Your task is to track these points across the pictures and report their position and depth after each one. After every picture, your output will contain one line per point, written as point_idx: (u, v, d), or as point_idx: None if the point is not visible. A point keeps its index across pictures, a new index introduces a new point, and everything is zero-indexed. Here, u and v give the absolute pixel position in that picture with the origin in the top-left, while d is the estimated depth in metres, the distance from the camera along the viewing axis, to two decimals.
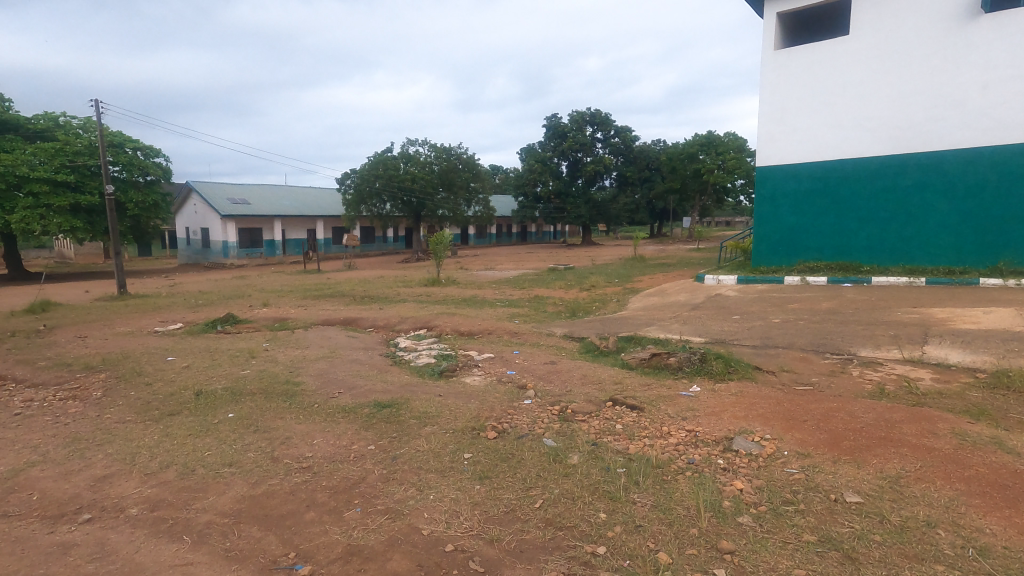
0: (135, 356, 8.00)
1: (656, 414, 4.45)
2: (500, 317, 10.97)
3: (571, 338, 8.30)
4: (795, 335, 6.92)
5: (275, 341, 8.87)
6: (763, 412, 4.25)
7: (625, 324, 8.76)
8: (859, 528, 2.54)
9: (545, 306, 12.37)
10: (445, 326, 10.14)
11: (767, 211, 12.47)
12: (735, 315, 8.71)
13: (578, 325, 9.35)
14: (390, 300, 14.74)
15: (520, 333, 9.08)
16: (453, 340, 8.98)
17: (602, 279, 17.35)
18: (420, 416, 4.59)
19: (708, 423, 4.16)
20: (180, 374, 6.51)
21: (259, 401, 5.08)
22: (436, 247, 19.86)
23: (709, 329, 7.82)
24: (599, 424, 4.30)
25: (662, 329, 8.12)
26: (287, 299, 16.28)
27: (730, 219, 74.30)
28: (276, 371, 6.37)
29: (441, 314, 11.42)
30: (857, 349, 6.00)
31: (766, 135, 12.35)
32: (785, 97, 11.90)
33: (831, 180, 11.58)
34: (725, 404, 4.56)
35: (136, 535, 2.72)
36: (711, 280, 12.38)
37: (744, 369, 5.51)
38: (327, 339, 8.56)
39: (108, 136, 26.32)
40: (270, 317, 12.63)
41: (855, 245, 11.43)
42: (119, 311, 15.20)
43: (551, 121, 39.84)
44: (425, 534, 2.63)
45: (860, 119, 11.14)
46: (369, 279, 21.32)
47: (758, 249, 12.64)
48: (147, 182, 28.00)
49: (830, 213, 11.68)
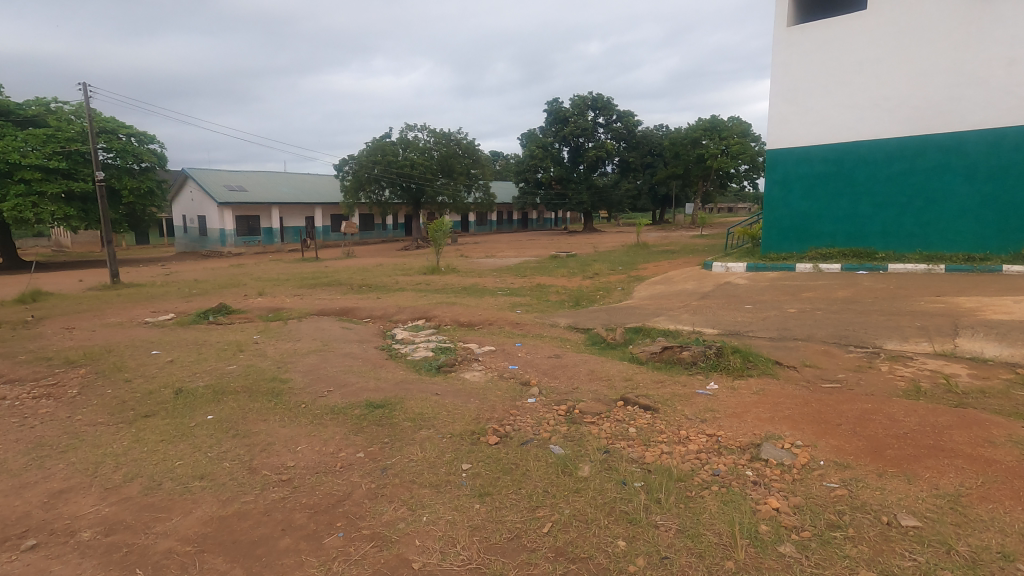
0: (118, 349, 7.62)
1: (672, 416, 4.09)
2: (501, 307, 10.55)
3: (576, 330, 7.93)
4: (814, 326, 6.51)
5: (266, 333, 8.49)
6: (790, 414, 3.89)
7: (632, 315, 8.38)
8: (923, 562, 2.18)
9: (548, 295, 12.00)
10: (444, 316, 9.78)
11: (778, 196, 12.01)
12: (747, 305, 8.31)
13: (583, 315, 8.95)
14: (388, 289, 14.36)
15: (523, 324, 8.70)
16: (452, 332, 8.60)
17: (605, 266, 16.93)
18: (415, 418, 4.23)
19: (729, 426, 3.80)
20: (162, 370, 6.14)
21: (242, 401, 4.71)
22: (435, 234, 19.45)
23: (722, 320, 7.42)
24: (610, 427, 3.94)
25: (672, 319, 7.73)
26: (283, 288, 15.92)
27: (734, 207, 73.66)
28: (264, 367, 5.99)
29: (440, 304, 11.02)
30: (884, 342, 5.61)
31: (776, 117, 11.86)
32: (798, 76, 11.39)
33: (845, 163, 11.12)
34: (748, 404, 4.20)
35: (83, 568, 2.36)
36: (719, 268, 11.98)
37: (764, 364, 5.14)
38: (320, 331, 8.19)
39: (101, 122, 25.77)
40: (264, 308, 12.22)
41: (870, 230, 10.99)
42: (111, 301, 14.82)
43: (552, 105, 39.09)
44: (416, 568, 2.27)
45: (876, 99, 10.65)
46: (367, 267, 20.92)
47: (768, 236, 12.21)
48: (142, 169, 27.50)
49: (844, 197, 11.23)
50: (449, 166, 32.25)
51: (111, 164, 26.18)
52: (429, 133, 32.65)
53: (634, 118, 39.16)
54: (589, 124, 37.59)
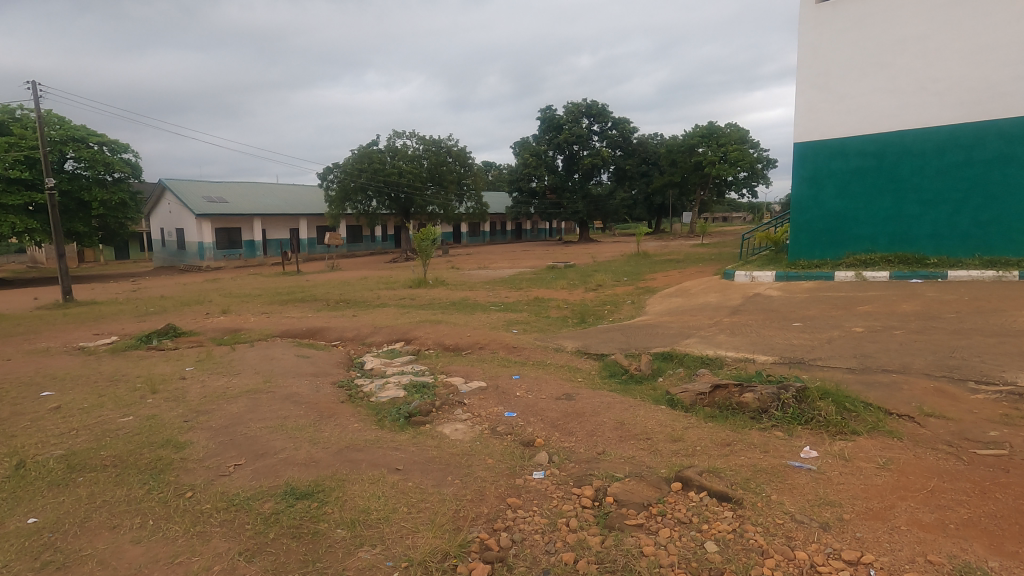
0: (4, 389, 5.93)
1: (766, 516, 2.53)
2: (495, 325, 9.00)
3: (589, 356, 6.37)
4: (902, 351, 4.99)
5: (203, 364, 6.85)
6: (972, 519, 2.36)
7: (654, 336, 6.86)
8: None
9: (548, 311, 10.45)
10: (426, 338, 8.25)
11: (808, 196, 10.58)
12: (795, 322, 6.79)
13: (592, 336, 7.40)
14: (367, 305, 12.79)
15: (521, 347, 7.12)
16: (434, 359, 7.04)
17: (609, 277, 15.41)
18: (355, 521, 2.65)
19: (879, 546, 2.26)
20: (32, 424, 4.49)
21: (99, 487, 3.10)
22: (422, 243, 17.92)
23: (771, 343, 5.88)
24: (674, 546, 2.39)
25: (707, 343, 6.17)
26: (250, 305, 14.25)
27: (728, 216, 73.19)
28: (169, 418, 4.38)
29: (423, 322, 9.46)
30: (1017, 376, 4.09)
31: (805, 106, 10.45)
32: (829, 59, 10.00)
33: (887, 156, 9.72)
34: (880, 491, 2.67)
35: None
36: (742, 277, 10.47)
37: (868, 413, 3.61)
38: (270, 360, 6.58)
39: (70, 130, 24.09)
40: (220, 329, 10.58)
41: (918, 233, 9.55)
42: (55, 322, 13.13)
43: (546, 112, 37.85)
44: None
45: (923, 82, 9.27)
46: (349, 281, 19.32)
47: (797, 241, 10.76)
48: (114, 180, 25.73)
49: (886, 195, 9.81)
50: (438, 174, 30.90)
51: (80, 175, 24.41)
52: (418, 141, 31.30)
53: (630, 124, 38.00)
54: (584, 131, 36.31)
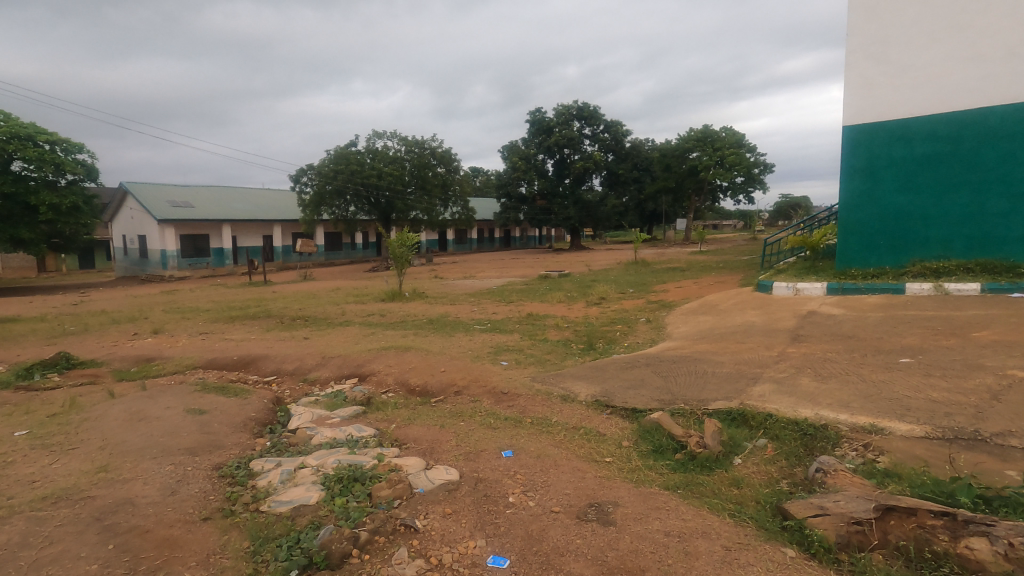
0: None
1: None
2: (477, 354, 6.94)
3: (614, 414, 4.28)
4: None
5: (46, 424, 4.63)
6: None
7: (704, 378, 4.80)
8: None
9: (545, 332, 8.38)
10: (385, 376, 6.13)
11: (861, 189, 8.69)
12: (902, 359, 4.74)
13: (612, 374, 5.32)
14: (326, 323, 10.59)
15: (513, 394, 5.00)
16: (389, 412, 4.92)
17: (612, 288, 13.35)
18: None
19: None
20: None
21: None
22: (398, 249, 15.72)
23: (896, 396, 3.84)
24: None
25: (791, 394, 4.11)
26: (190, 323, 11.97)
27: (719, 223, 72.05)
28: None
29: (386, 350, 7.29)
30: None
31: (856, 82, 8.58)
32: (890, 22, 8.12)
33: (965, 141, 7.85)
34: None
35: None
36: (783, 289, 8.48)
37: None
38: (141, 420, 4.42)
39: (14, 127, 21.43)
40: (130, 358, 8.31)
41: (1006, 234, 7.66)
42: None
43: (535, 115, 35.95)
44: None
45: (1012, 47, 7.41)
46: (316, 293, 17.10)
47: (848, 245, 8.82)
48: (67, 183, 23.14)
49: (963, 188, 7.92)
50: (422, 176, 28.81)
51: (26, 177, 21.76)
52: (400, 141, 29.20)
53: (622, 127, 36.20)
54: (575, 133, 34.43)
